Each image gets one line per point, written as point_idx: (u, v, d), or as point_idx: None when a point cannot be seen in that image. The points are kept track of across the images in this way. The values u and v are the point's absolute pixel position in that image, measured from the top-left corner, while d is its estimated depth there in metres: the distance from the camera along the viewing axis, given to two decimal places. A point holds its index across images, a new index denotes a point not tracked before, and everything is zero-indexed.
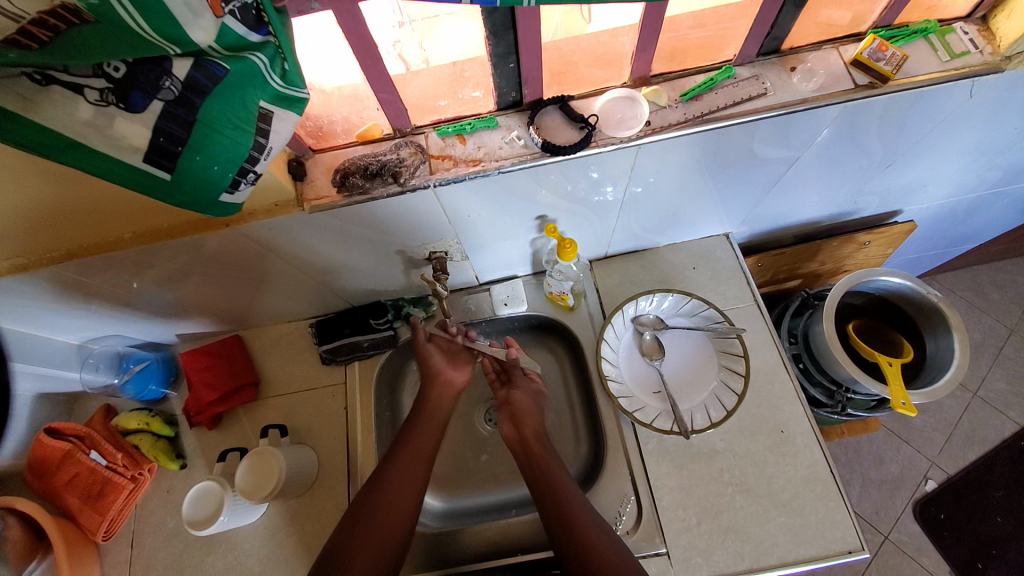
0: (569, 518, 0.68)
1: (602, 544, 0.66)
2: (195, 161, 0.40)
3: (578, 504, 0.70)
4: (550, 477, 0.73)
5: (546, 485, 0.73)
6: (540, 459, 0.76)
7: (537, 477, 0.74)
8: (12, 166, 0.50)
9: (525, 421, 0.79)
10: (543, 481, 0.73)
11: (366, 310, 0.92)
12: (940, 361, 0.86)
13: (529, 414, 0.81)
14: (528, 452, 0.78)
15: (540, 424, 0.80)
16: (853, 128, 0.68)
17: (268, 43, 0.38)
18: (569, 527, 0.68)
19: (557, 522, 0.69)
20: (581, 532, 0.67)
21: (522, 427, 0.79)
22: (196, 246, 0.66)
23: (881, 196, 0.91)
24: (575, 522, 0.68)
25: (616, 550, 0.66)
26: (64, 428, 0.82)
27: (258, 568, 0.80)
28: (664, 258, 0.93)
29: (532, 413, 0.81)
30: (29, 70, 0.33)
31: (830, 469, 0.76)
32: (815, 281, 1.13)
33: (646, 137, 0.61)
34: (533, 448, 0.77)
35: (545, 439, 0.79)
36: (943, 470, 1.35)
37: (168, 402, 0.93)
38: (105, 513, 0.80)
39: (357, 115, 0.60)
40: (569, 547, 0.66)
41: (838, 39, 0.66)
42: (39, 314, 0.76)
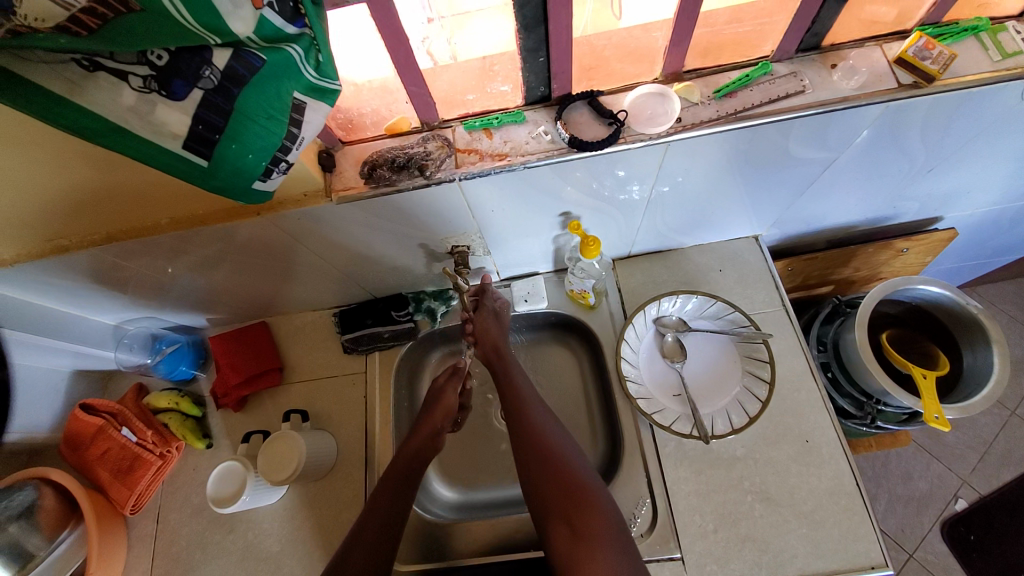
0: (532, 438, 0.68)
1: (565, 464, 0.65)
2: (230, 149, 0.41)
3: (544, 427, 0.69)
4: (519, 401, 0.72)
5: (514, 408, 0.72)
6: (510, 385, 0.75)
7: (508, 399, 0.73)
8: (59, 150, 0.52)
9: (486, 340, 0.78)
10: (511, 407, 0.72)
11: (388, 301, 0.93)
12: (977, 375, 0.82)
13: (491, 332, 0.80)
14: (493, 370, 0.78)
15: (501, 339, 0.79)
16: (895, 129, 0.65)
17: (304, 36, 0.39)
18: (535, 447, 0.67)
19: (523, 442, 0.68)
20: (547, 452, 0.66)
21: (487, 347, 0.79)
22: (227, 233, 0.67)
23: (922, 201, 0.87)
24: (542, 444, 0.67)
25: (578, 471, 0.65)
26: (98, 404, 0.86)
27: (276, 548, 0.82)
28: (690, 259, 0.91)
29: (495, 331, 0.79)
30: (77, 57, 0.34)
31: (856, 481, 0.74)
32: (847, 288, 1.10)
33: (676, 134, 0.59)
34: (502, 374, 0.76)
35: (508, 355, 0.79)
36: (974, 490, 1.29)
37: (196, 383, 0.96)
38: (133, 488, 0.83)
39: (386, 107, 0.61)
40: (531, 467, 0.66)
41: (881, 36, 0.63)
42: (78, 294, 0.80)
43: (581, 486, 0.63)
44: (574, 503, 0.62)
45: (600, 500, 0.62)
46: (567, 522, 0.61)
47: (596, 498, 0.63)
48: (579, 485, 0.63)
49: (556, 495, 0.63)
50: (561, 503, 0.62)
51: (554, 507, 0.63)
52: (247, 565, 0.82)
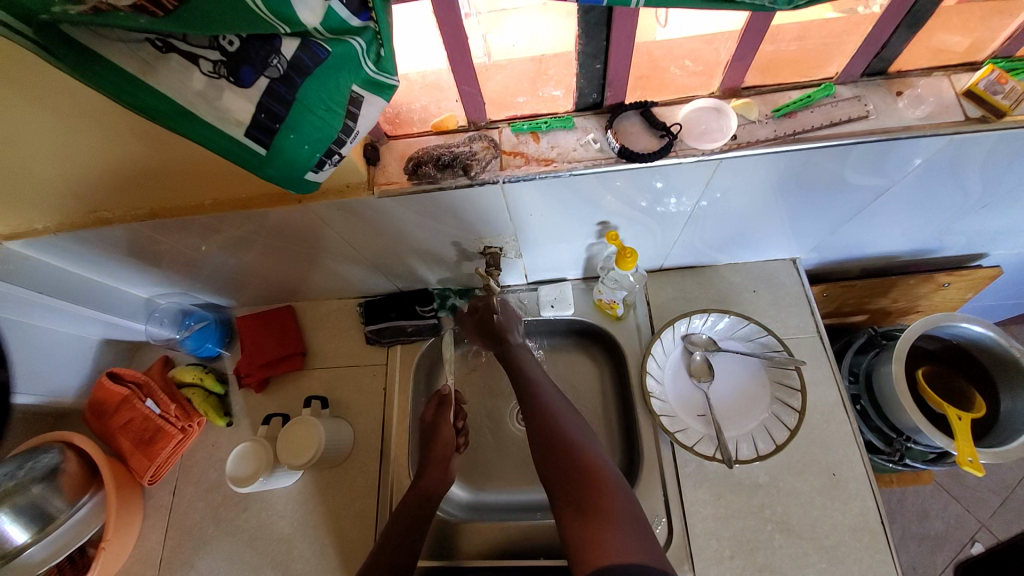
0: (545, 418, 0.67)
1: (575, 444, 0.64)
2: (289, 140, 0.42)
3: (557, 409, 0.69)
4: (532, 384, 0.72)
5: (528, 390, 0.71)
6: (522, 366, 0.75)
7: (520, 380, 0.73)
8: (114, 126, 0.53)
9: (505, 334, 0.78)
10: (524, 389, 0.72)
11: (414, 296, 0.93)
12: (1016, 420, 0.79)
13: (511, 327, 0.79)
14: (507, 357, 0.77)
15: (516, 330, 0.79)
16: (956, 163, 0.63)
17: (368, 28, 0.38)
18: (545, 427, 0.66)
19: (534, 422, 0.68)
20: (557, 432, 0.66)
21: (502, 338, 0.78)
22: (263, 217, 0.68)
23: (971, 236, 0.84)
24: (552, 424, 0.67)
25: (588, 451, 0.64)
26: (125, 373, 0.89)
27: (287, 531, 0.83)
28: (723, 278, 0.89)
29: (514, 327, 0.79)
30: (152, 37, 0.34)
31: (882, 520, 0.71)
32: (882, 319, 1.06)
33: (730, 151, 0.58)
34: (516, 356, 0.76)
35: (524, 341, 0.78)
36: (993, 534, 1.25)
37: (221, 361, 0.97)
38: (153, 459, 0.85)
39: (435, 105, 0.61)
40: (542, 447, 0.66)
41: (951, 66, 0.60)
42: (113, 266, 0.81)
43: (592, 467, 0.62)
44: (584, 483, 0.61)
45: (610, 481, 0.62)
46: (579, 502, 0.60)
47: (606, 479, 0.62)
48: (590, 466, 0.63)
49: (568, 475, 0.62)
50: (570, 484, 0.62)
51: (564, 486, 0.62)
52: (257, 545, 0.82)
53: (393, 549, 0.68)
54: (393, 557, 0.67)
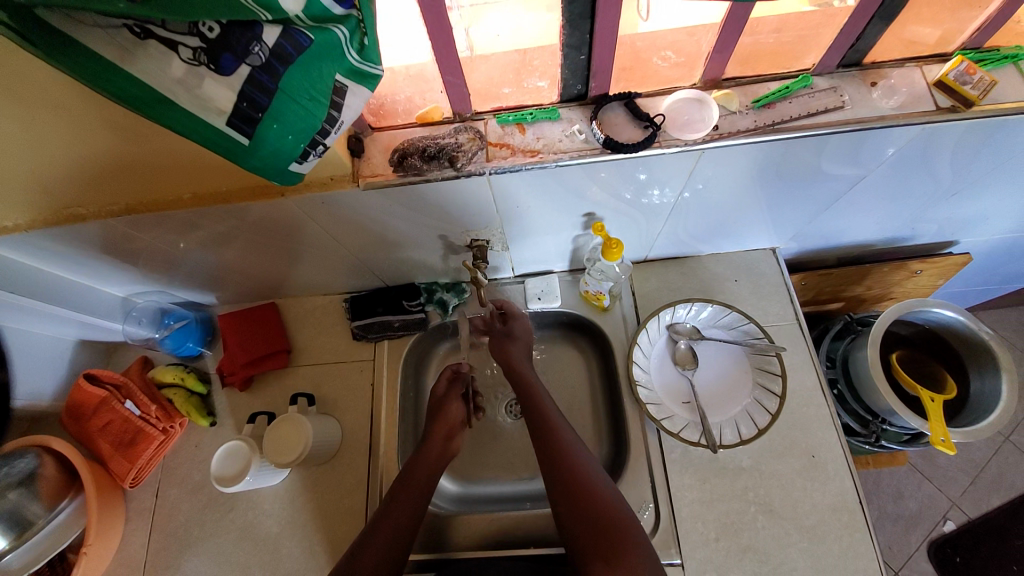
0: (566, 463, 0.65)
1: (598, 492, 0.62)
2: (272, 129, 0.41)
3: (579, 455, 0.67)
4: (550, 428, 0.70)
5: (546, 434, 0.69)
6: (537, 404, 0.73)
7: (537, 421, 0.72)
8: (86, 118, 0.51)
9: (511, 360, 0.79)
10: (541, 430, 0.70)
11: (400, 291, 0.93)
12: (985, 401, 0.82)
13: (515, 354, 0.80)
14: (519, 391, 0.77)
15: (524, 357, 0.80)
16: (927, 152, 0.65)
17: (351, 16, 0.38)
18: (566, 472, 0.65)
19: (554, 465, 0.66)
20: (578, 477, 0.64)
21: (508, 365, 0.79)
22: (244, 211, 0.67)
23: (941, 224, 0.87)
24: (573, 468, 0.65)
25: (611, 499, 0.62)
26: (102, 375, 0.86)
27: (275, 530, 0.82)
28: (707, 268, 0.91)
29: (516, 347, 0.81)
30: (130, 22, 0.33)
31: (860, 499, 0.74)
32: (858, 306, 1.10)
33: (712, 142, 0.59)
34: (531, 395, 0.75)
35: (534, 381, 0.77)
36: (964, 513, 1.30)
37: (203, 360, 0.95)
38: (135, 461, 0.83)
39: (420, 96, 0.61)
40: (563, 492, 0.63)
41: (922, 58, 0.62)
42: (88, 264, 0.79)
43: (615, 516, 0.60)
44: (607, 531, 0.59)
45: (634, 532, 0.59)
46: (603, 552, 0.57)
47: (631, 530, 0.59)
48: (611, 514, 0.60)
49: (592, 527, 0.59)
50: (594, 534, 0.59)
51: (587, 535, 0.59)
52: (245, 545, 0.81)
53: (401, 510, 0.67)
54: (399, 522, 0.66)
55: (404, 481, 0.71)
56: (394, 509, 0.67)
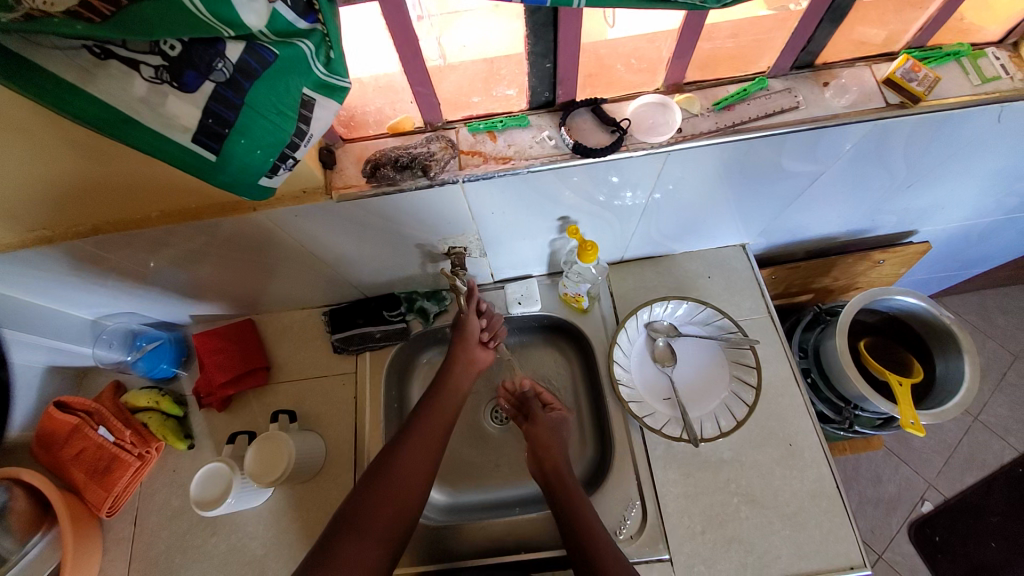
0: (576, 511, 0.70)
1: (604, 542, 0.66)
2: (239, 145, 0.41)
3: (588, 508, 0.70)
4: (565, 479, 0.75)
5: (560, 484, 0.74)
6: (549, 461, 0.78)
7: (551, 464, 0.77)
8: (49, 139, 0.50)
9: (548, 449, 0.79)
10: (552, 469, 0.77)
11: (380, 301, 0.92)
12: (950, 383, 0.86)
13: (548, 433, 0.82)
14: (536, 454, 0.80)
15: (561, 452, 0.80)
16: (880, 147, 0.68)
17: (316, 31, 0.38)
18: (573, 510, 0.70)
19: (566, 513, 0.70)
20: (581, 511, 0.70)
21: (537, 440, 0.81)
22: (216, 228, 0.66)
23: (900, 215, 0.92)
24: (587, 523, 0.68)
25: (619, 553, 0.67)
26: (74, 403, 0.83)
27: (260, 552, 0.80)
28: (681, 265, 0.93)
29: (553, 443, 0.80)
30: (89, 43, 0.33)
31: (837, 484, 0.77)
32: (827, 297, 1.14)
33: (676, 144, 0.61)
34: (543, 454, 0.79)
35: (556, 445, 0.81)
36: (940, 492, 1.35)
37: (178, 382, 0.93)
38: (110, 489, 0.80)
39: (390, 106, 0.61)
40: (577, 543, 0.67)
41: (872, 57, 0.66)
42: (53, 287, 0.76)
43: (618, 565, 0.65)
44: None
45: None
46: None
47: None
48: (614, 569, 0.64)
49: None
50: None
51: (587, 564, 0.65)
52: (229, 569, 0.79)
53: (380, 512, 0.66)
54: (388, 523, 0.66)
55: (361, 511, 0.66)
56: (362, 542, 0.64)
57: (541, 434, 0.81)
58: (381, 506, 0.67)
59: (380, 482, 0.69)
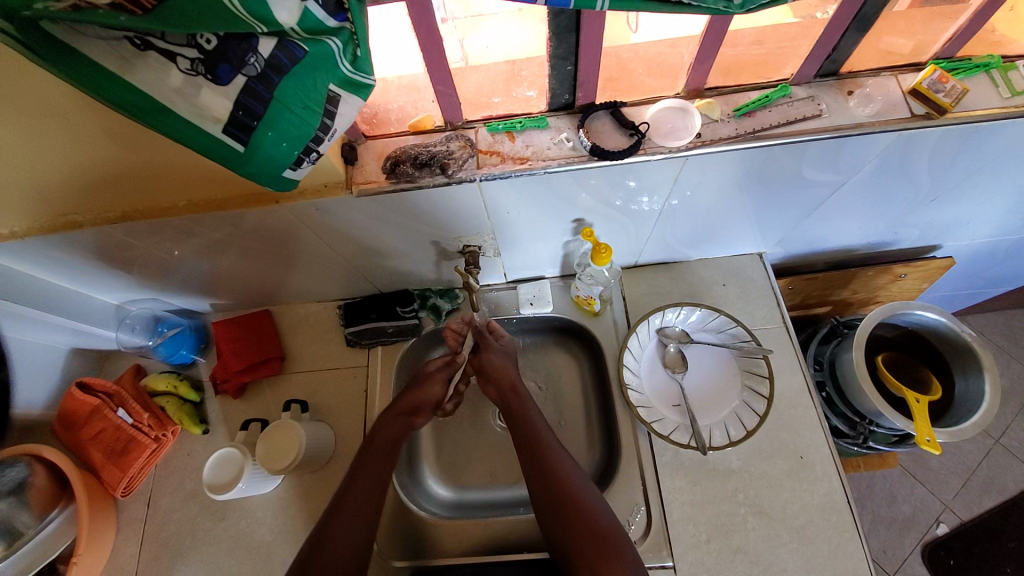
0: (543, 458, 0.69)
1: (581, 498, 0.65)
2: (267, 137, 0.42)
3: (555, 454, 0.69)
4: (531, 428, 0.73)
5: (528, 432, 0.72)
6: (531, 427, 0.73)
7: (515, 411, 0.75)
8: (87, 127, 0.53)
9: (499, 376, 0.78)
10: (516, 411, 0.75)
11: (393, 297, 0.93)
12: (968, 402, 0.84)
13: (505, 368, 0.80)
14: (507, 407, 0.77)
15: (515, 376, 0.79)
16: (904, 158, 0.67)
17: (343, 30, 0.39)
18: (544, 460, 0.68)
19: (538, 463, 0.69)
20: (551, 460, 0.68)
21: (500, 383, 0.78)
22: (239, 219, 0.68)
23: (923, 228, 0.90)
24: (569, 493, 0.65)
25: (595, 502, 0.66)
26: (95, 384, 0.86)
27: (268, 538, 0.82)
28: (695, 272, 0.93)
29: (507, 366, 0.80)
30: (130, 34, 0.35)
31: (848, 500, 0.75)
32: (845, 310, 1.11)
33: (695, 149, 0.61)
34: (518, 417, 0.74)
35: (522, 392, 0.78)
36: (956, 515, 1.31)
37: (196, 368, 0.95)
38: (126, 470, 0.83)
39: (412, 105, 0.62)
40: (548, 492, 0.66)
41: (898, 67, 0.65)
42: (83, 271, 0.79)
43: (604, 532, 0.62)
44: (598, 548, 0.61)
45: (623, 546, 0.62)
46: (580, 540, 0.62)
47: (620, 546, 0.62)
48: (598, 527, 0.63)
49: (579, 537, 0.62)
50: (584, 546, 0.61)
51: (563, 516, 0.64)
52: (237, 553, 0.81)
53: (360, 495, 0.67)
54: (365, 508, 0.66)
55: (326, 538, 0.63)
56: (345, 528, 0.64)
57: (493, 359, 0.80)
58: (338, 543, 0.63)
59: (337, 517, 0.65)
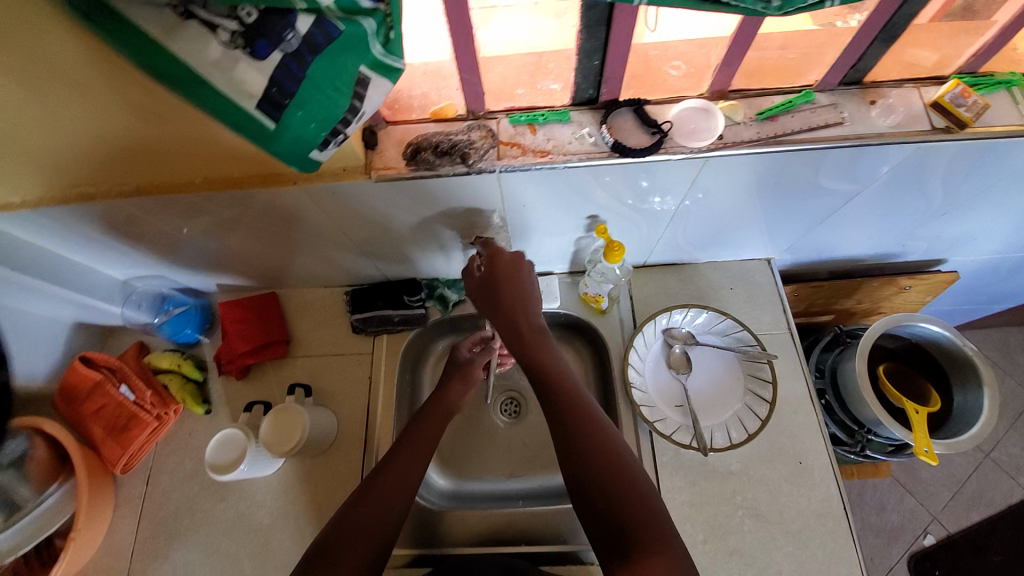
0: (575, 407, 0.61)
1: (612, 453, 0.58)
2: (296, 116, 0.42)
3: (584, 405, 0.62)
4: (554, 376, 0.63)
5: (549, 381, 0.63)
6: (584, 418, 0.61)
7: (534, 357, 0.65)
8: (107, 99, 0.52)
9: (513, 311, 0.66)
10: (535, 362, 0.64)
11: (401, 285, 0.94)
12: (967, 415, 0.85)
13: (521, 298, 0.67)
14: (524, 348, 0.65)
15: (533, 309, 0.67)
16: (918, 171, 0.68)
17: (378, 11, 0.38)
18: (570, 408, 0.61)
19: (565, 414, 0.61)
20: (581, 412, 0.61)
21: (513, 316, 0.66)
22: (253, 199, 0.67)
23: (931, 241, 0.90)
24: (603, 455, 0.57)
25: (626, 457, 0.58)
26: (97, 359, 0.85)
27: (267, 520, 0.82)
28: (703, 275, 0.93)
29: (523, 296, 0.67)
30: (173, 3, 0.35)
31: (844, 506, 0.76)
32: (848, 319, 1.12)
33: (715, 151, 0.61)
34: (566, 401, 0.62)
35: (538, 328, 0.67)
36: (943, 527, 1.33)
37: (199, 348, 0.95)
38: (127, 447, 0.82)
39: (435, 92, 0.62)
40: (574, 445, 0.59)
41: (921, 79, 0.65)
42: (90, 245, 0.79)
43: (646, 508, 0.54)
44: (631, 510, 0.53)
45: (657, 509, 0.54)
46: (608, 499, 0.54)
47: (660, 517, 0.53)
48: (629, 485, 0.55)
49: (610, 493, 0.55)
50: (614, 506, 0.54)
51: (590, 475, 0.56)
52: (234, 534, 0.81)
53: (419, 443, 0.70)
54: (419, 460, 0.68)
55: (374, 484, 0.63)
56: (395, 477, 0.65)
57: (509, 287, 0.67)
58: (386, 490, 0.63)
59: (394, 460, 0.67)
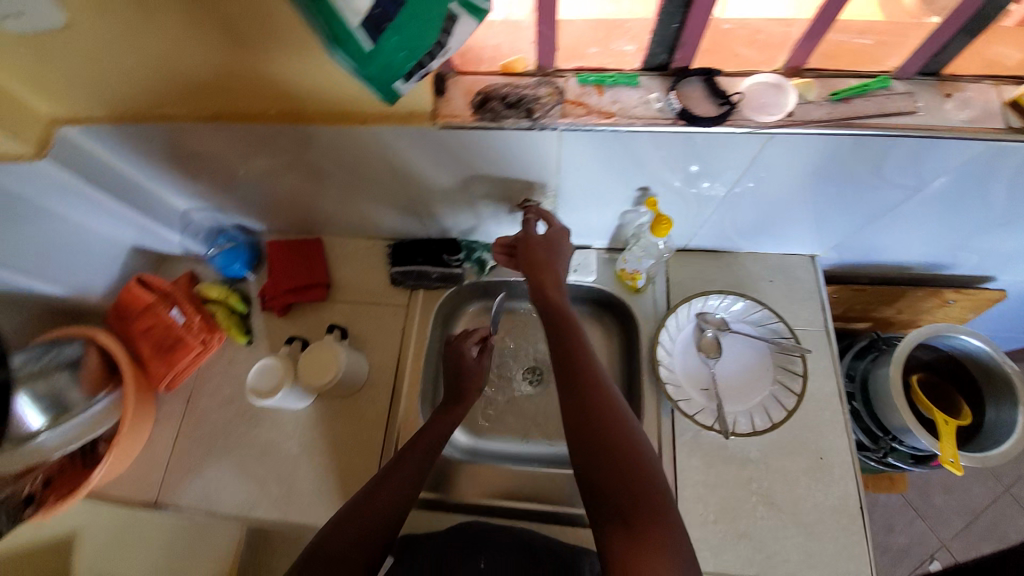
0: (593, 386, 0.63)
1: (625, 436, 0.60)
2: (391, 41, 0.44)
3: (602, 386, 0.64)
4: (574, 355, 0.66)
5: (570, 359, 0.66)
6: (602, 396, 0.63)
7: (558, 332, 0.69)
8: (205, 20, 0.55)
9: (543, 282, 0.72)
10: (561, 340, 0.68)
11: (441, 244, 0.95)
12: (997, 431, 0.83)
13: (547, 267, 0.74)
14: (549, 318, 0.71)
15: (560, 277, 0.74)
16: (985, 172, 0.66)
17: None
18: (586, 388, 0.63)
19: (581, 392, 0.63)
20: (598, 395, 0.62)
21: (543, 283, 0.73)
22: (318, 137, 0.70)
23: (983, 255, 0.88)
24: (614, 437, 0.59)
25: (637, 437, 0.60)
26: (151, 282, 0.90)
27: (295, 451, 0.86)
28: (743, 265, 0.92)
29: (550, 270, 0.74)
30: None
31: (861, 505, 0.76)
32: (883, 329, 1.10)
33: (783, 127, 0.60)
34: (584, 380, 0.64)
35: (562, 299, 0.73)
36: (951, 554, 1.31)
37: (245, 283, 0.99)
38: (172, 366, 0.87)
39: (509, 45, 0.64)
40: (588, 425, 0.60)
41: (1002, 77, 0.63)
42: (158, 171, 0.83)
43: (651, 490, 0.56)
44: (637, 491, 0.56)
45: (662, 492, 0.57)
46: (616, 478, 0.57)
47: (664, 500, 0.56)
48: (636, 468, 0.57)
49: (618, 475, 0.57)
50: (619, 487, 0.56)
51: (600, 451, 0.58)
52: (263, 459, 0.86)
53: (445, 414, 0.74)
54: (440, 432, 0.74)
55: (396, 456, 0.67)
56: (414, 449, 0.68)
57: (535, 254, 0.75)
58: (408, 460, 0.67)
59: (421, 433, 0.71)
